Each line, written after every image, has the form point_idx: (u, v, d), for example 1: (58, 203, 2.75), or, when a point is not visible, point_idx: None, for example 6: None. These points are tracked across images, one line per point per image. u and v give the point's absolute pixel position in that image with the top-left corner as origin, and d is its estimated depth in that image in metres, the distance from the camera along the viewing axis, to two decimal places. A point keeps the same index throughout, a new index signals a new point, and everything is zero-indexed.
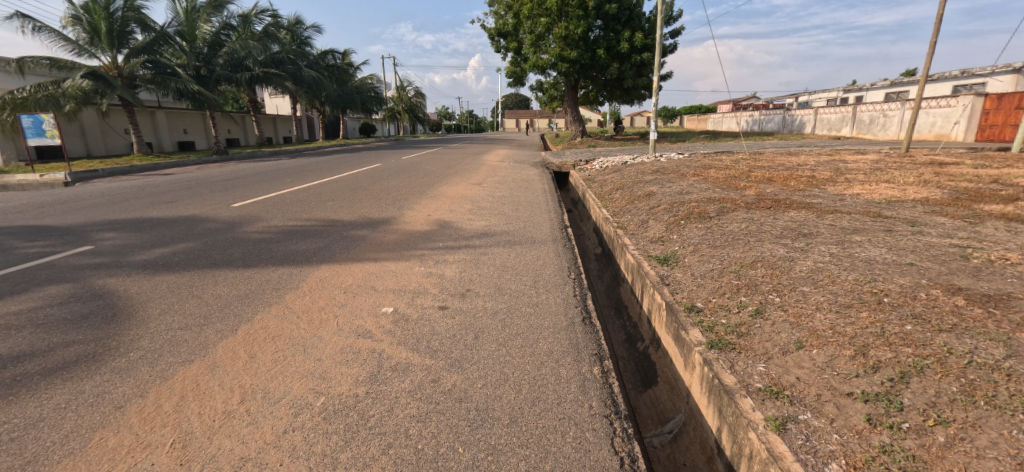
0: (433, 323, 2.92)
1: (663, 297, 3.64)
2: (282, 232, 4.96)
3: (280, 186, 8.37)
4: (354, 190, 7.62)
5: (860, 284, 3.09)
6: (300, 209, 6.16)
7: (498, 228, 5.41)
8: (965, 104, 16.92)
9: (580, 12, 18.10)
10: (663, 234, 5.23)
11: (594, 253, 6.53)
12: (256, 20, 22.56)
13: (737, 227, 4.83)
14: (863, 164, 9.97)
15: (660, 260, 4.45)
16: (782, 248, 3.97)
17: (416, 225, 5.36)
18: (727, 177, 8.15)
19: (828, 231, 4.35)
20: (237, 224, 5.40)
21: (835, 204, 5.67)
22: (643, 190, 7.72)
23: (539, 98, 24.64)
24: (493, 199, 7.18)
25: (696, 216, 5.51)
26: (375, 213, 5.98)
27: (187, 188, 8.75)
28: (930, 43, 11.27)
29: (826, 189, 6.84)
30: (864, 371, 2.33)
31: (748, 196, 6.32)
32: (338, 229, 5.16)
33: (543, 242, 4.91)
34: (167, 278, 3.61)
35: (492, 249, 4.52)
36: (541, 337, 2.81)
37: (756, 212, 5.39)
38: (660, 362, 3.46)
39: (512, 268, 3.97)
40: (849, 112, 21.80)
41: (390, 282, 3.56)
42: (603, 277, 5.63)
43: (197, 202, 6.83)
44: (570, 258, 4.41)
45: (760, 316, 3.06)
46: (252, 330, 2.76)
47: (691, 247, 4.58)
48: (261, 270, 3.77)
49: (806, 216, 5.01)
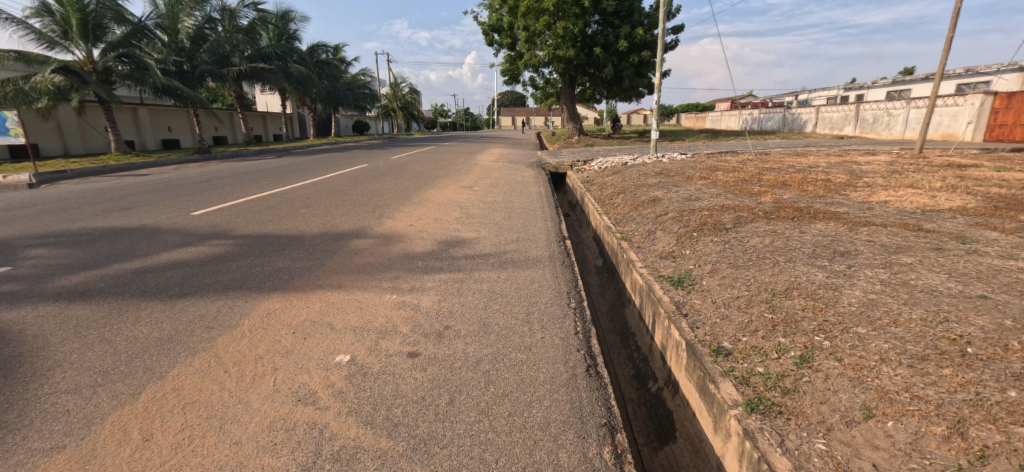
0: (397, 379, 2.29)
1: (681, 334, 3.04)
2: (238, 248, 4.33)
3: (255, 189, 7.73)
4: (332, 194, 6.98)
5: (930, 327, 2.51)
6: (267, 219, 5.51)
7: (488, 241, 4.78)
8: (974, 103, 16.41)
9: (577, 9, 17.46)
10: (673, 249, 4.62)
11: (594, 266, 5.94)
12: (242, 14, 21.76)
13: (761, 241, 4.24)
14: (878, 166, 9.41)
15: (673, 281, 3.86)
16: (820, 271, 3.37)
17: (395, 238, 4.74)
18: (737, 181, 7.58)
19: (868, 249, 3.76)
20: (191, 236, 4.75)
21: (865, 214, 5.09)
22: (647, 194, 7.10)
23: (534, 95, 23.90)
24: (484, 205, 6.58)
25: (710, 227, 4.92)
26: (352, 223, 5.35)
27: (154, 192, 8.08)
28: (947, 38, 10.71)
29: (848, 195, 6.26)
30: (968, 462, 1.76)
31: (765, 203, 5.73)
32: (306, 243, 4.53)
33: (539, 261, 4.29)
34: (80, 312, 2.96)
35: (480, 270, 3.91)
36: (536, 400, 2.20)
37: (777, 223, 4.80)
38: (679, 413, 2.86)
39: (501, 296, 3.35)
40: (851, 111, 21.27)
41: (353, 317, 2.93)
42: (605, 295, 5.04)
43: (156, 209, 6.17)
44: (570, 281, 3.79)
45: (807, 366, 2.47)
46: (159, 396, 2.13)
47: (709, 266, 3.99)
48: (197, 301, 3.14)
49: (836, 229, 4.43)
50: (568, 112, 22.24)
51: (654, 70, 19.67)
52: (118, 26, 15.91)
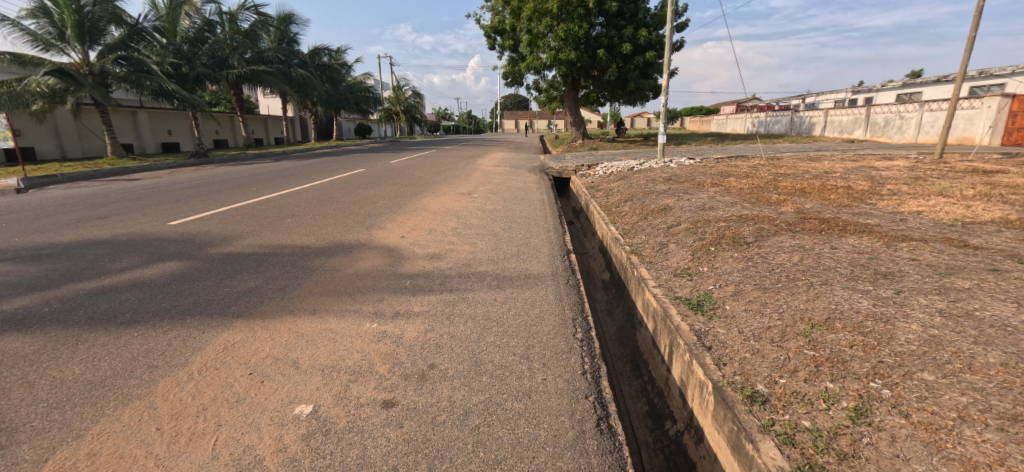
0: (365, 440, 1.88)
1: (706, 374, 2.60)
2: (210, 264, 3.91)
3: (243, 195, 7.33)
4: (322, 202, 6.58)
5: (1015, 376, 2.10)
6: (249, 229, 5.11)
7: (486, 256, 4.38)
8: (991, 105, 15.90)
9: (581, 10, 17.11)
10: (689, 265, 4.20)
11: (600, 280, 5.52)
12: (242, 17, 21.51)
13: (789, 258, 3.81)
14: (899, 172, 8.96)
15: (692, 304, 3.43)
16: (864, 298, 2.95)
17: (385, 253, 4.33)
18: (753, 188, 7.15)
19: (914, 270, 3.34)
20: (161, 249, 4.33)
21: (899, 226, 4.64)
22: (657, 203, 6.66)
23: (537, 98, 23.55)
24: (482, 214, 6.19)
25: (728, 241, 4.49)
26: (341, 235, 4.95)
27: (136, 198, 7.68)
28: (969, 38, 10.25)
29: (875, 205, 5.80)
30: None
31: (787, 213, 5.30)
32: (287, 258, 4.13)
33: (541, 279, 3.86)
34: (10, 346, 2.56)
35: (475, 291, 3.50)
36: (536, 470, 1.78)
37: (804, 236, 4.36)
38: (705, 468, 2.44)
39: (497, 324, 2.93)
40: (862, 114, 20.73)
41: (324, 353, 2.51)
42: (613, 313, 4.63)
43: (132, 216, 5.77)
44: (575, 304, 3.36)
45: (865, 423, 2.04)
46: (66, 466, 1.72)
47: (731, 287, 3.55)
48: (146, 331, 2.72)
49: (871, 245, 4.01)
50: (572, 115, 21.86)
51: (660, 72, 19.35)
52: (115, 27, 15.63)
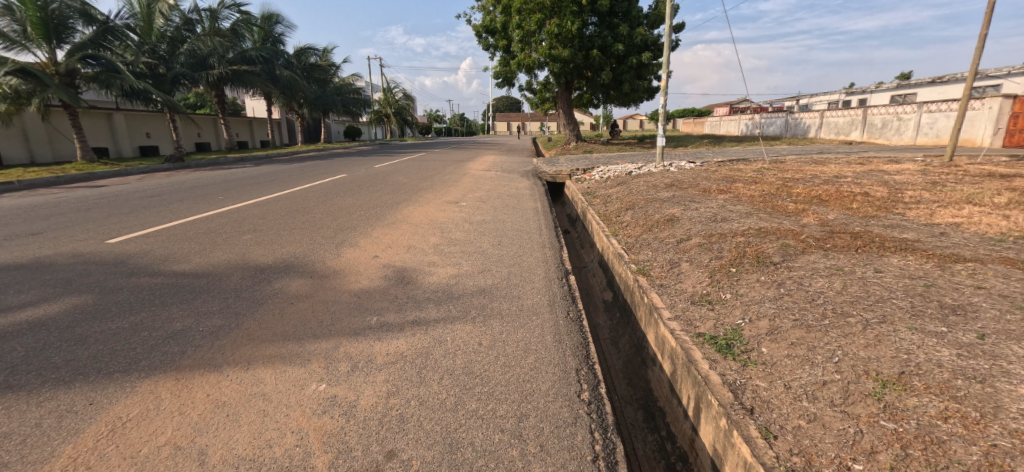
0: None
1: (754, 454, 1.97)
2: (133, 296, 3.23)
3: (206, 205, 6.64)
4: (290, 213, 5.91)
5: None
6: (197, 246, 4.43)
7: (471, 280, 3.75)
8: (992, 106, 15.49)
9: (574, 8, 16.59)
10: (709, 290, 3.60)
11: (602, 301, 4.91)
12: (224, 15, 20.75)
13: (830, 285, 3.22)
14: (913, 177, 8.46)
15: (719, 345, 2.81)
16: (941, 345, 2.36)
17: (350, 279, 3.67)
18: (764, 195, 6.60)
19: (991, 303, 2.77)
20: (80, 276, 3.63)
21: (944, 243, 4.06)
22: (662, 212, 6.07)
23: (530, 99, 22.96)
24: (470, 226, 5.57)
25: (751, 260, 3.90)
26: (306, 254, 4.29)
27: (87, 208, 6.95)
28: (982, 36, 9.80)
29: (904, 215, 5.24)
30: None
31: (810, 225, 4.74)
32: (234, 286, 3.47)
33: (536, 310, 3.24)
34: None
35: (455, 329, 2.86)
36: None
37: (838, 255, 3.79)
38: None
39: (482, 382, 2.30)
40: (858, 116, 20.31)
41: (246, 436, 1.87)
42: (619, 344, 4.00)
43: (69, 233, 5.06)
44: (578, 346, 2.75)
45: None
46: None
47: (766, 322, 2.95)
48: (15, 404, 2.06)
49: (922, 267, 3.44)
50: (565, 117, 21.27)
51: (655, 72, 18.86)
52: (85, 25, 14.83)
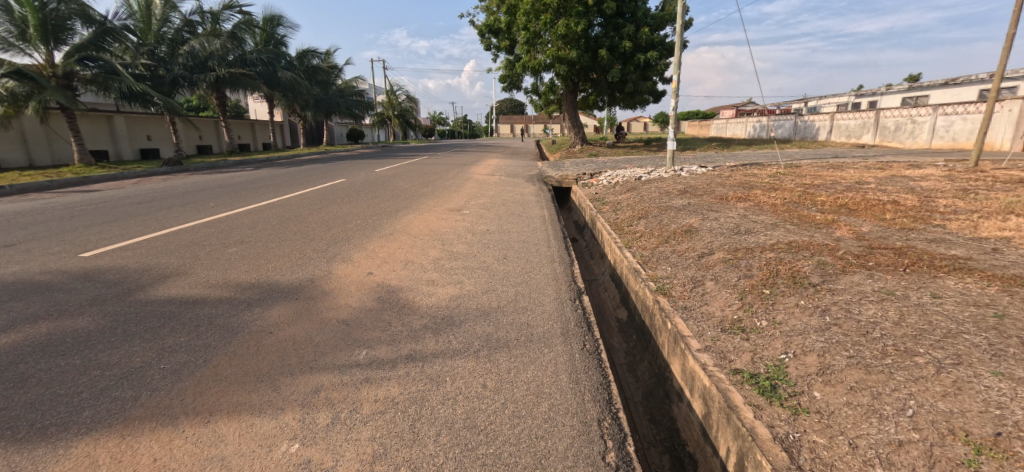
0: None
1: None
2: (93, 324, 2.87)
3: (194, 213, 6.29)
4: (281, 223, 5.54)
5: None
6: (177, 262, 4.08)
7: (472, 303, 3.35)
8: (1012, 109, 15.01)
9: (581, 8, 16.19)
10: (740, 316, 3.19)
11: (615, 319, 4.52)
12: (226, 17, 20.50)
13: (884, 314, 2.82)
14: (939, 183, 8.05)
15: (763, 387, 2.40)
16: None
17: (337, 302, 3.28)
18: (786, 203, 6.20)
19: None
20: (38, 299, 3.26)
21: (1000, 261, 3.65)
22: (679, 222, 5.68)
23: (534, 102, 22.63)
24: (473, 237, 5.20)
25: (786, 281, 3.50)
26: (293, 271, 3.91)
27: (70, 216, 6.63)
28: (1011, 34, 9.35)
29: (944, 227, 4.82)
30: None
31: (845, 239, 4.34)
32: (205, 311, 3.09)
33: (548, 341, 2.84)
34: None
35: (456, 367, 2.47)
36: None
37: (885, 276, 3.38)
38: None
39: (488, 440, 1.91)
40: (871, 118, 19.84)
41: None
42: (637, 372, 3.61)
43: (42, 245, 4.72)
44: (598, 387, 2.36)
45: None
46: None
47: (815, 358, 2.54)
48: None
49: (988, 292, 3.02)
50: (571, 119, 20.91)
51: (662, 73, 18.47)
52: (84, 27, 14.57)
